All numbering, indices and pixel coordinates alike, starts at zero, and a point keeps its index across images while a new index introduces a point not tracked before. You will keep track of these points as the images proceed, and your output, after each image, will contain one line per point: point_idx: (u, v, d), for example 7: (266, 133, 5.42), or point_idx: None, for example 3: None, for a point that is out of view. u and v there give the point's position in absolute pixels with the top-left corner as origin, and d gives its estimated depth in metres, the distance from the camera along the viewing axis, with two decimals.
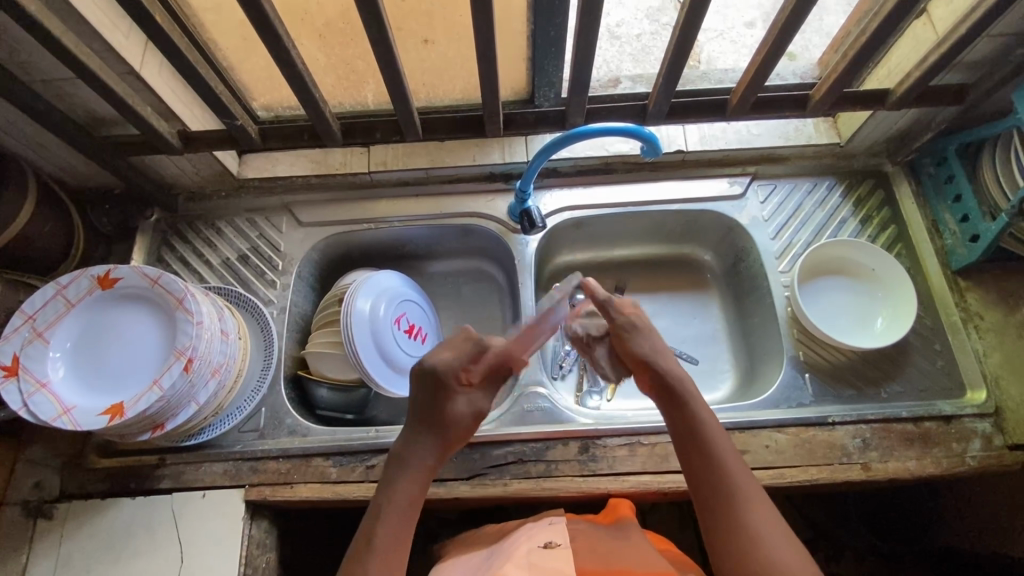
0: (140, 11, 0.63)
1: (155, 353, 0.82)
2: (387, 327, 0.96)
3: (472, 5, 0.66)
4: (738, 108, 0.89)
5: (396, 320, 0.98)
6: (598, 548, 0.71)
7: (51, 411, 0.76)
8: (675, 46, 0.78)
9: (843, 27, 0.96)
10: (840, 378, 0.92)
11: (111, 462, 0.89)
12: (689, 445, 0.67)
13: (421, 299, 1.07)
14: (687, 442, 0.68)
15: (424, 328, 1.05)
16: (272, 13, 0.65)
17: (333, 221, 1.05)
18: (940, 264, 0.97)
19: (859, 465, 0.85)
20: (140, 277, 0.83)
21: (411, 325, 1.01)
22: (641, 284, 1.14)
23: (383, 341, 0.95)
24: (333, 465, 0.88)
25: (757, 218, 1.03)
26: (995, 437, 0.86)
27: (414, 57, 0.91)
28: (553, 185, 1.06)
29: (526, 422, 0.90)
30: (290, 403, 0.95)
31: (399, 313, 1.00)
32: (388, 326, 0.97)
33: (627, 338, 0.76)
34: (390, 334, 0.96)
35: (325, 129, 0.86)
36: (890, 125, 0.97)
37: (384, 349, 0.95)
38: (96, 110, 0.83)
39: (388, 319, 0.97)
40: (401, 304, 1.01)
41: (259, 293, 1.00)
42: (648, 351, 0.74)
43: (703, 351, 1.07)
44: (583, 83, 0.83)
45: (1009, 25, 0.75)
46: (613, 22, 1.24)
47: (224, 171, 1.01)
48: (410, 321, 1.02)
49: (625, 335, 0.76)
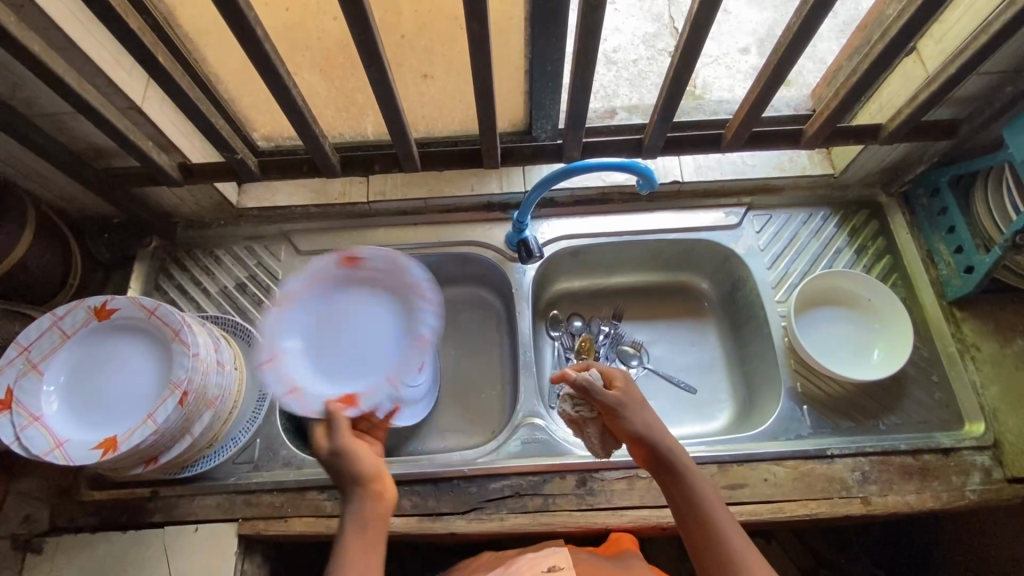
0: (142, 51, 0.64)
1: (150, 384, 0.81)
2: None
3: (471, 46, 0.68)
4: (732, 143, 0.90)
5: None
6: None
7: (49, 444, 0.76)
8: (669, 84, 0.79)
9: (835, 62, 0.98)
10: (837, 409, 0.92)
11: (102, 494, 0.88)
12: (684, 504, 0.69)
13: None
14: (683, 509, 0.69)
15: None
16: (272, 53, 0.66)
17: (331, 250, 1.05)
18: (935, 295, 0.97)
19: (859, 499, 0.85)
20: (137, 308, 0.82)
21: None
22: (638, 311, 1.14)
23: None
24: (328, 499, 0.87)
25: (753, 247, 1.03)
26: (994, 470, 0.86)
27: (413, 91, 0.92)
28: (551, 214, 1.07)
29: (523, 455, 0.89)
30: (285, 433, 0.93)
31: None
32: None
33: (621, 418, 0.73)
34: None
35: (325, 163, 0.87)
36: (882, 158, 0.98)
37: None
38: (96, 143, 0.83)
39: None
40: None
41: (256, 322, 1.00)
42: (644, 428, 0.72)
43: (700, 380, 1.07)
44: (579, 119, 0.84)
45: (996, 64, 0.77)
46: (610, 47, 1.28)
47: (224, 201, 1.01)
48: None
49: (618, 416, 0.73)
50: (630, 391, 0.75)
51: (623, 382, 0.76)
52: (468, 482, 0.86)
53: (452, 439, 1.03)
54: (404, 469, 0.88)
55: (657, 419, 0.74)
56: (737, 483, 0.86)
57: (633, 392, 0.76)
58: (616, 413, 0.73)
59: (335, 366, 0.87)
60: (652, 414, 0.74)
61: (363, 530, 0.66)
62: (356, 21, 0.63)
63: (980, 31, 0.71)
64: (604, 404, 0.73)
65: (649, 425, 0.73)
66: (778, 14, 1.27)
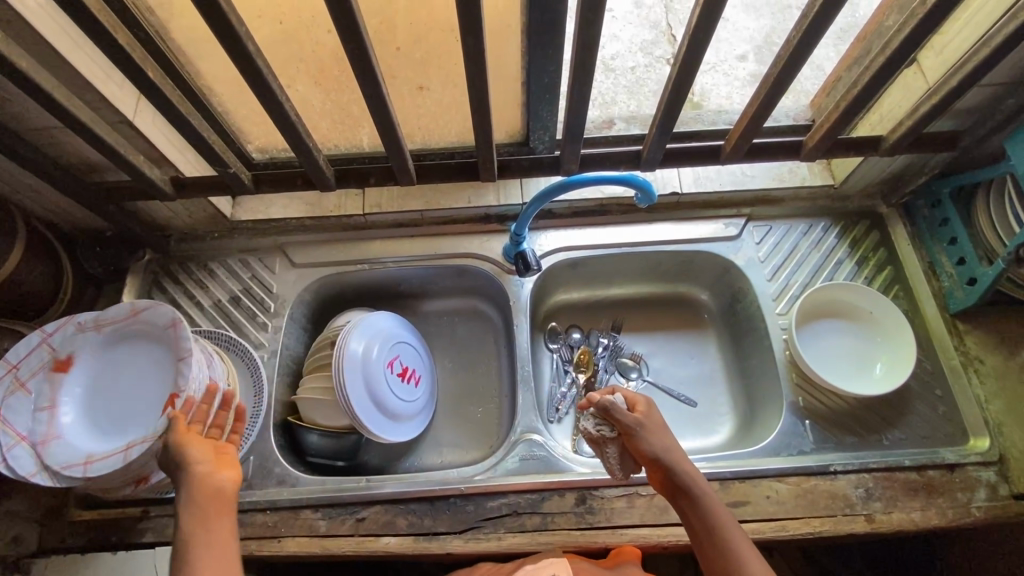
0: (131, 66, 0.63)
1: (133, 400, 0.81)
2: (380, 375, 0.94)
3: (466, 60, 0.67)
4: (732, 155, 0.89)
5: (390, 363, 0.96)
6: None
7: (69, 461, 0.75)
8: (668, 97, 0.79)
9: (834, 72, 0.97)
10: (839, 424, 0.91)
11: (92, 513, 0.86)
12: (699, 524, 0.69)
13: (416, 339, 1.04)
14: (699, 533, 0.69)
15: (420, 371, 1.03)
16: (264, 68, 0.65)
17: (327, 263, 1.04)
18: (938, 307, 0.96)
19: (863, 517, 0.83)
20: (109, 322, 0.82)
21: (406, 367, 0.99)
22: (637, 323, 1.13)
23: (377, 388, 0.93)
24: (322, 518, 0.85)
25: (752, 258, 1.02)
26: (999, 486, 0.85)
27: (408, 104, 0.91)
28: (548, 226, 1.06)
29: (520, 472, 0.88)
30: (279, 449, 0.92)
31: (392, 358, 0.97)
32: (382, 377, 0.94)
33: (637, 441, 0.74)
34: (384, 380, 0.94)
35: (319, 176, 0.86)
36: (882, 169, 0.97)
37: (377, 393, 0.93)
38: (87, 157, 0.82)
39: (383, 367, 0.95)
40: (397, 346, 0.99)
41: (250, 337, 0.98)
42: (660, 451, 0.72)
43: (701, 393, 1.06)
44: (576, 131, 0.83)
45: (998, 76, 0.76)
46: (608, 54, 1.27)
47: (218, 214, 1.00)
48: (405, 363, 0.99)
49: (632, 439, 0.74)
50: (651, 415, 0.75)
51: (644, 407, 0.77)
52: (465, 500, 0.85)
53: (449, 454, 1.02)
54: (400, 486, 0.86)
55: (673, 443, 0.74)
56: (739, 501, 0.84)
57: (655, 417, 0.76)
58: (633, 435, 0.74)
59: (118, 421, 0.80)
60: (670, 439, 0.74)
61: (201, 517, 0.64)
62: (350, 36, 0.62)
63: (981, 43, 0.70)
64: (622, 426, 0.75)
65: (664, 448, 0.73)
66: (777, 21, 1.27)
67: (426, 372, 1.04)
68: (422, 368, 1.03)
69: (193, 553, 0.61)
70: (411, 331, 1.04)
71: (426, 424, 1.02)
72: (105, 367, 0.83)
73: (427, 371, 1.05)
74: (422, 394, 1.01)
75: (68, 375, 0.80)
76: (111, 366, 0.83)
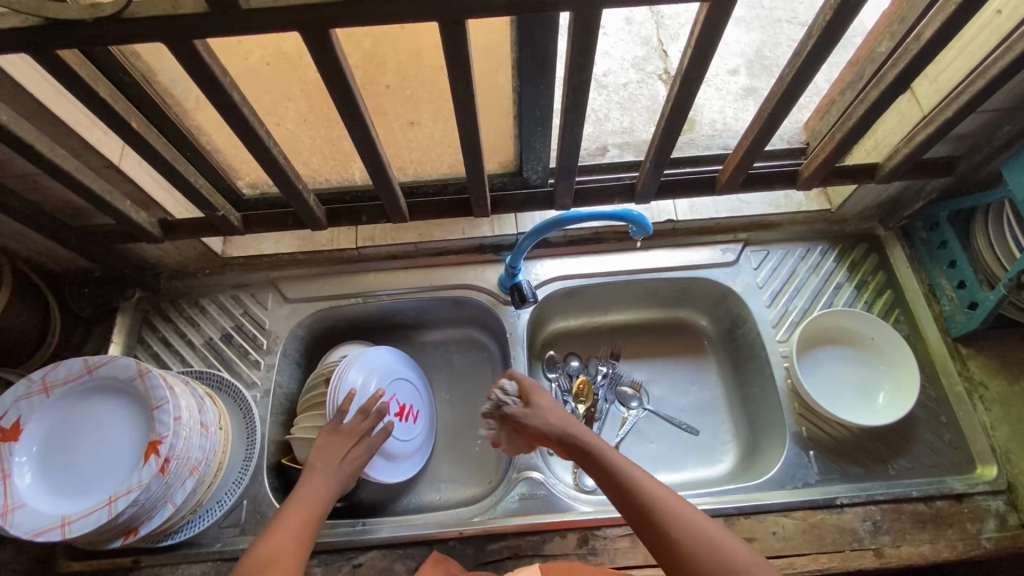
0: (114, 117, 0.62)
1: (100, 458, 0.78)
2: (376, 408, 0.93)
3: (456, 103, 0.66)
4: (727, 185, 0.89)
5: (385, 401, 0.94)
6: None
7: (43, 525, 0.72)
8: (663, 130, 0.77)
9: (828, 95, 0.96)
10: (844, 454, 0.89)
11: (83, 564, 0.84)
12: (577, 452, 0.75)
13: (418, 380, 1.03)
14: (676, 552, 0.64)
15: (416, 408, 1.00)
16: (250, 115, 0.64)
17: (320, 297, 1.02)
18: (940, 331, 0.95)
19: (872, 551, 0.82)
20: (70, 377, 0.79)
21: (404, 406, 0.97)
22: (637, 349, 1.11)
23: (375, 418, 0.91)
24: (318, 565, 0.83)
25: (751, 284, 1.01)
26: (1009, 515, 0.83)
27: (400, 138, 0.91)
28: (544, 254, 1.04)
29: (521, 512, 0.86)
30: (273, 493, 0.90)
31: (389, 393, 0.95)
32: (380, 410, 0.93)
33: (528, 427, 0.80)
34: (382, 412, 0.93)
35: (310, 215, 0.85)
36: (879, 194, 0.96)
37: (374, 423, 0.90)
38: (74, 202, 0.81)
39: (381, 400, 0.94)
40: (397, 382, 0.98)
41: (243, 375, 0.97)
42: (551, 427, 0.78)
43: (703, 421, 1.04)
44: (570, 165, 0.82)
45: (994, 104, 0.75)
46: (600, 71, 1.26)
47: (208, 251, 0.99)
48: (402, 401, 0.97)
49: (525, 426, 0.80)
50: (536, 399, 0.81)
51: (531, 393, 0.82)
52: (464, 544, 0.83)
53: (447, 490, 0.99)
54: (399, 529, 0.85)
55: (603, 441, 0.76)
56: (744, 537, 0.82)
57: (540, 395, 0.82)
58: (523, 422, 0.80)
59: (86, 479, 0.76)
60: (555, 411, 0.80)
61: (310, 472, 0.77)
62: (338, 84, 0.61)
63: (975, 74, 0.70)
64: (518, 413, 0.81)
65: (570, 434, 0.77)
66: (767, 35, 1.26)
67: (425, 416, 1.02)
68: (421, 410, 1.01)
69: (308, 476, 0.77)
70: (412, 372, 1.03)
71: (421, 463, 0.99)
72: (67, 424, 0.79)
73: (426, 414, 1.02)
74: (417, 432, 0.99)
75: (18, 442, 0.76)
76: (70, 424, 0.79)
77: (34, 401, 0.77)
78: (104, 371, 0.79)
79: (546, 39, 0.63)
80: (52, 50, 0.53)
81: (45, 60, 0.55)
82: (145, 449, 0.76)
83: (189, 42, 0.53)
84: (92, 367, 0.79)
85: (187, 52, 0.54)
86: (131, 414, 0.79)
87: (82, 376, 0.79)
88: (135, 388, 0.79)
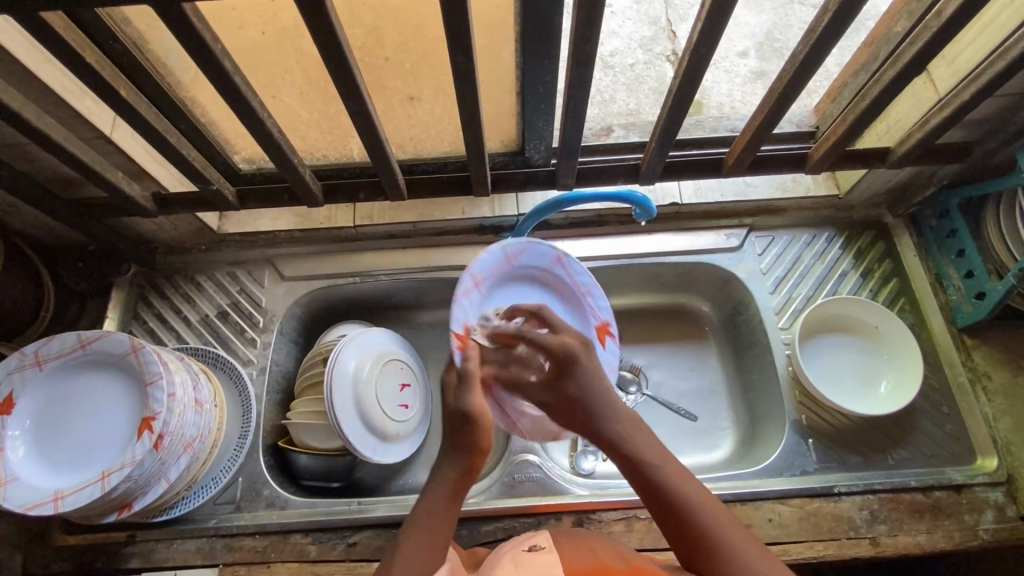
0: (102, 84, 0.60)
1: (95, 433, 0.77)
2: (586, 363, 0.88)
3: (455, 75, 0.64)
4: (734, 167, 0.86)
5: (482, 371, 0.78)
6: (588, 556, 0.61)
7: (36, 500, 0.71)
8: (668, 110, 0.75)
9: (841, 77, 0.93)
10: (843, 443, 0.89)
11: (78, 538, 0.84)
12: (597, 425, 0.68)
13: (500, 274, 0.81)
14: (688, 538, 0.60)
15: (477, 288, 0.77)
16: (244, 86, 0.62)
17: (317, 276, 1.01)
18: (945, 320, 0.94)
19: (868, 540, 0.81)
20: (64, 351, 0.78)
21: (467, 326, 0.74)
22: (637, 334, 1.10)
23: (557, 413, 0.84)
24: (313, 543, 0.84)
25: (755, 271, 0.99)
26: (1007, 507, 0.83)
27: (399, 114, 0.88)
28: (546, 237, 1.02)
29: (516, 493, 0.86)
30: (269, 472, 0.90)
31: None
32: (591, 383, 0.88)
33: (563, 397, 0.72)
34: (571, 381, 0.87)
35: (306, 192, 0.83)
36: (888, 180, 0.94)
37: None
38: (65, 173, 0.79)
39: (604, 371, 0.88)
40: None
41: (239, 354, 0.96)
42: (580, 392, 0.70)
43: (702, 407, 1.03)
44: (573, 144, 0.79)
45: (1012, 87, 0.73)
46: (607, 51, 1.23)
47: (204, 227, 0.97)
48: (472, 325, 0.75)
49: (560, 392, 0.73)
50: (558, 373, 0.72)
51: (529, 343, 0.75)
52: (459, 525, 0.83)
53: None
54: (393, 509, 0.85)
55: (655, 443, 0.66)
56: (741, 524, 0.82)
57: (598, 365, 0.73)
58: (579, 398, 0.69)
59: (82, 454, 0.75)
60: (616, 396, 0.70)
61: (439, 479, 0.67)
62: (333, 54, 0.59)
63: (994, 56, 0.67)
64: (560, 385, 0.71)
65: (619, 441, 0.66)
66: (777, 17, 1.22)
67: (463, 275, 0.74)
68: (467, 278, 0.75)
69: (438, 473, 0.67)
70: (506, 279, 0.82)
71: (499, 244, 0.79)
72: (61, 398, 0.78)
73: (468, 274, 0.75)
74: (483, 278, 0.78)
75: (11, 415, 0.75)
76: (65, 398, 0.78)
77: (29, 375, 0.77)
78: (99, 346, 0.78)
79: (550, 12, 0.60)
80: (34, 12, 0.51)
81: (28, 22, 0.53)
82: (139, 425, 0.75)
83: (177, 6, 0.51)
84: (85, 343, 0.79)
85: (177, 18, 0.53)
86: (126, 390, 0.78)
87: (76, 351, 0.79)
88: (131, 364, 0.78)
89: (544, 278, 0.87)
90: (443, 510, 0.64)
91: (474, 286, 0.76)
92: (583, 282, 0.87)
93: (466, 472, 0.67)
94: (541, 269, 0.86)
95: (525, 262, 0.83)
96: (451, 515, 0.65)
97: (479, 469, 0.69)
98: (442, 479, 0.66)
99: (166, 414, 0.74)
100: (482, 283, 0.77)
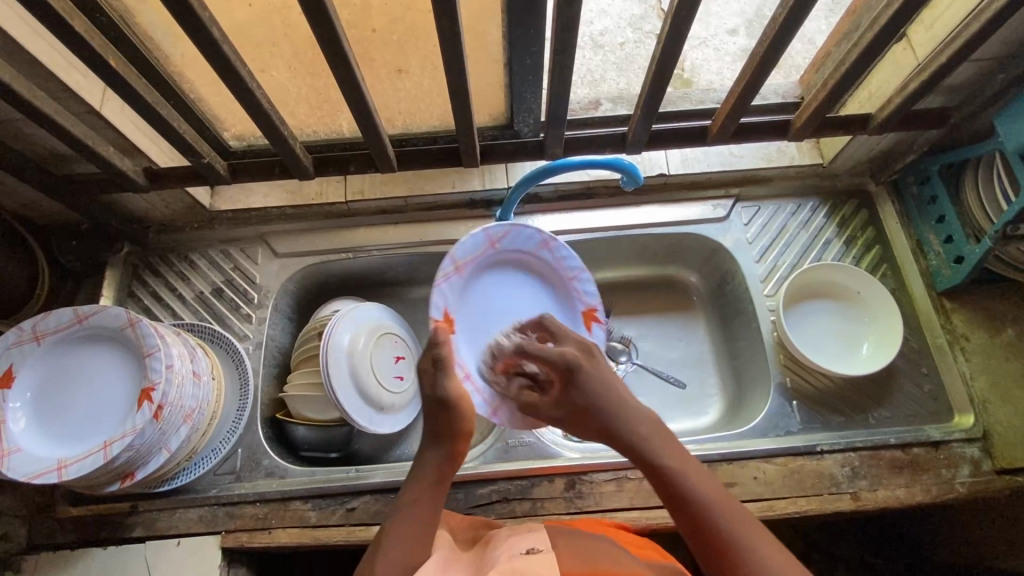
0: (90, 53, 0.61)
1: (96, 405, 0.78)
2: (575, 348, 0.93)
3: (440, 43, 0.65)
4: (718, 135, 0.88)
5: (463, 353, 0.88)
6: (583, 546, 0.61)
7: (40, 469, 0.73)
8: (652, 78, 0.76)
9: (824, 47, 0.94)
10: (826, 404, 0.91)
11: (83, 509, 0.86)
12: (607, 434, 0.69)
13: (480, 259, 0.90)
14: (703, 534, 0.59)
15: (458, 273, 0.88)
16: (232, 56, 0.63)
17: (309, 252, 1.02)
18: (926, 286, 0.96)
19: (849, 495, 0.84)
20: (59, 326, 0.79)
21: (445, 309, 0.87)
22: (626, 306, 1.12)
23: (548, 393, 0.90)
24: (312, 509, 0.86)
25: (741, 240, 1.01)
26: (983, 461, 0.86)
27: (388, 87, 0.89)
28: (535, 211, 1.04)
29: (510, 458, 0.88)
30: (267, 443, 0.92)
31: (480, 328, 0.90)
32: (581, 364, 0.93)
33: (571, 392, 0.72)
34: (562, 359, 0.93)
35: (296, 164, 0.84)
36: (871, 147, 0.96)
37: None
38: (55, 149, 0.80)
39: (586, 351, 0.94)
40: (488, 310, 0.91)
41: (234, 329, 0.97)
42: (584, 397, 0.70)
43: (690, 375, 1.06)
44: (560, 113, 0.81)
45: (987, 50, 0.74)
46: (596, 31, 1.24)
47: (196, 204, 0.98)
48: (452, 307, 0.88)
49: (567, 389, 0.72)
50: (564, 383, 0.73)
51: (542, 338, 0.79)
52: (456, 488, 0.86)
53: None
54: (390, 476, 0.87)
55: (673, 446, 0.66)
56: (727, 482, 0.85)
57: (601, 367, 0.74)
58: (587, 409, 0.70)
59: (84, 426, 0.77)
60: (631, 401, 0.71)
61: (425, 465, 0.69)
62: (318, 21, 0.59)
63: (969, 19, 0.69)
64: (567, 395, 0.72)
65: (639, 442, 0.66)
66: None
67: (443, 261, 0.86)
68: (448, 263, 0.86)
69: (424, 458, 0.70)
70: (487, 262, 0.91)
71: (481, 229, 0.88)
72: (60, 372, 0.80)
73: (449, 261, 0.86)
74: (463, 265, 0.88)
75: (11, 388, 0.76)
76: (65, 372, 0.80)
77: (29, 350, 0.78)
78: (97, 320, 0.79)
79: None
80: None
81: None
82: (138, 395, 0.77)
83: None
84: (82, 318, 0.80)
85: None
86: (123, 363, 0.80)
87: (72, 325, 0.80)
88: (129, 338, 0.79)
89: (533, 261, 0.94)
90: (434, 490, 0.66)
91: (454, 270, 0.87)
92: (569, 266, 0.94)
93: (450, 457, 0.70)
94: (527, 253, 0.93)
95: (510, 245, 0.91)
96: (438, 493, 0.67)
97: (463, 454, 0.72)
98: (425, 463, 0.69)
99: (166, 385, 0.75)
100: (463, 268, 0.88)
